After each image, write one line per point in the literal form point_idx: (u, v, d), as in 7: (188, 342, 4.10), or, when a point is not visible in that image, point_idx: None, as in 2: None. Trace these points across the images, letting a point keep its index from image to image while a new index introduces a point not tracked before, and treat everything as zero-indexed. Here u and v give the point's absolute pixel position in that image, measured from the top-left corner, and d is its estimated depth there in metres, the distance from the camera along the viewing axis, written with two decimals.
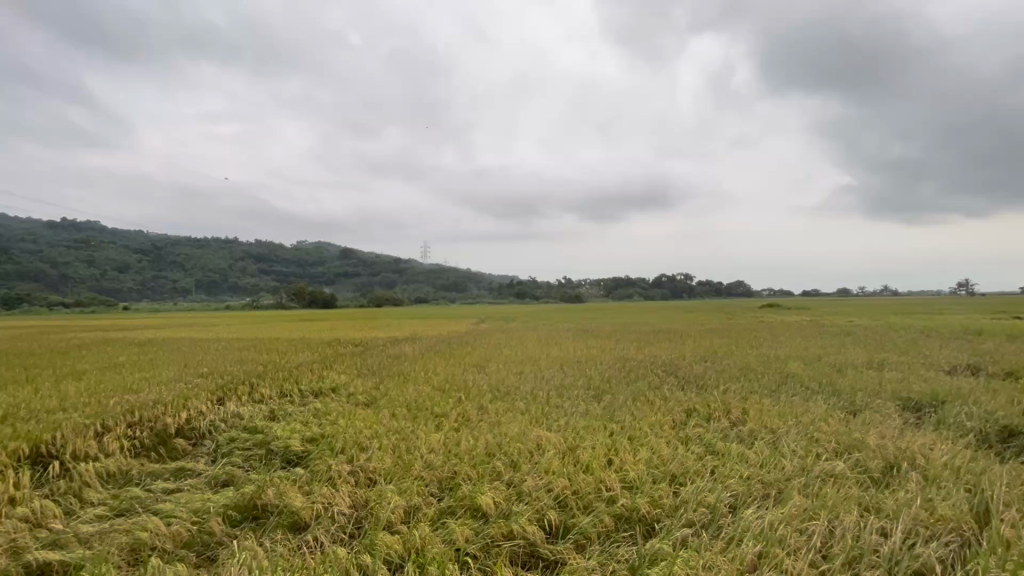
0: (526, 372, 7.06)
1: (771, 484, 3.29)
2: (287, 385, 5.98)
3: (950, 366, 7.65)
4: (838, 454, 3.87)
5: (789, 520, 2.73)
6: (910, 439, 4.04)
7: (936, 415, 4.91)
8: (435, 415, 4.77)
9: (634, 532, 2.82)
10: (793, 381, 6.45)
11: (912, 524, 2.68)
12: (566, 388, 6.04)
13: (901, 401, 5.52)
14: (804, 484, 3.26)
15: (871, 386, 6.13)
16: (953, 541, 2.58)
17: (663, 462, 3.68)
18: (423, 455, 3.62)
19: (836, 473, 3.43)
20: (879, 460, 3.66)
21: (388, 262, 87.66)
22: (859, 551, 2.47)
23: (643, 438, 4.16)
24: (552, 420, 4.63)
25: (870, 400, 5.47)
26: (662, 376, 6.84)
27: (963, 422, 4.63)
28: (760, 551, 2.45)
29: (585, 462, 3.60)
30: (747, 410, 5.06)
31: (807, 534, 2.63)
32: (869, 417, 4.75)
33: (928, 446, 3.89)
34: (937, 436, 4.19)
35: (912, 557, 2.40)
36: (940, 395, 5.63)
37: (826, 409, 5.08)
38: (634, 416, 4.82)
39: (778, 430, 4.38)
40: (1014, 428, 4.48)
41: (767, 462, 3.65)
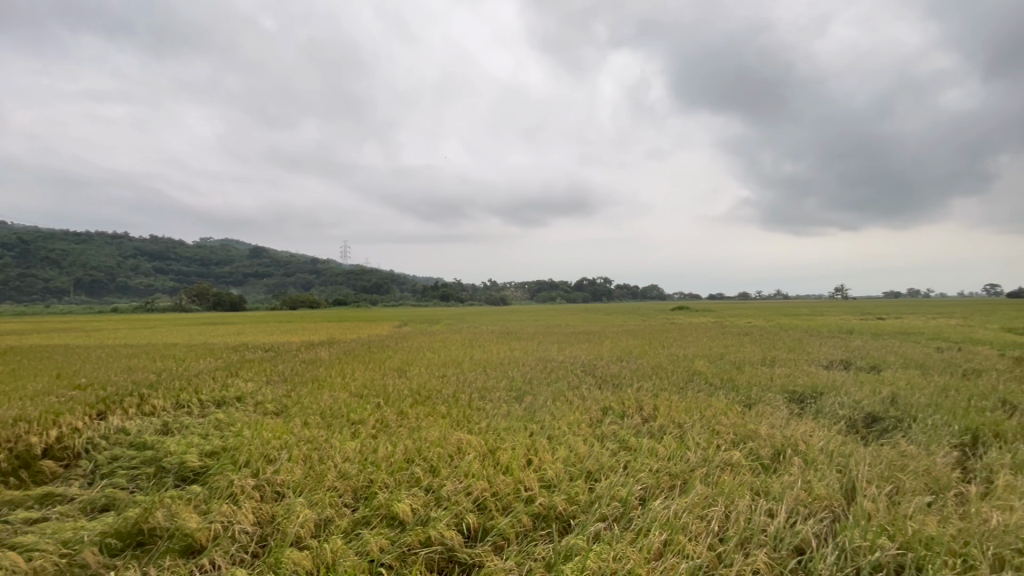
0: (449, 375, 7.00)
1: (676, 476, 3.51)
2: (184, 395, 5.45)
3: (828, 361, 8.65)
4: (735, 444, 4.22)
5: (692, 507, 2.93)
6: (794, 428, 4.51)
7: (816, 405, 5.52)
8: (352, 422, 4.58)
9: (550, 530, 2.89)
10: (698, 377, 6.97)
11: (794, 505, 2.98)
12: (487, 390, 6.06)
13: (788, 394, 6.15)
14: (705, 473, 3.52)
15: (763, 381, 6.77)
16: (827, 518, 2.90)
17: (580, 460, 3.81)
18: (337, 464, 3.46)
19: (732, 462, 3.73)
20: (769, 448, 4.04)
21: (304, 262, 83.17)
22: (750, 531, 2.70)
23: (561, 437, 4.28)
24: (473, 423, 4.62)
25: (762, 393, 6.04)
26: (581, 376, 7.08)
27: (836, 410, 5.26)
28: (666, 539, 2.61)
29: (504, 463, 3.63)
30: (657, 406, 5.39)
31: (707, 519, 2.84)
32: (762, 409, 5.24)
33: (808, 433, 4.37)
34: (815, 424, 4.71)
35: (793, 534, 2.68)
36: (819, 387, 6.35)
37: (725, 402, 5.54)
38: (553, 416, 4.95)
39: (684, 424, 4.69)
40: (875, 415, 5.16)
41: (674, 454, 3.90)
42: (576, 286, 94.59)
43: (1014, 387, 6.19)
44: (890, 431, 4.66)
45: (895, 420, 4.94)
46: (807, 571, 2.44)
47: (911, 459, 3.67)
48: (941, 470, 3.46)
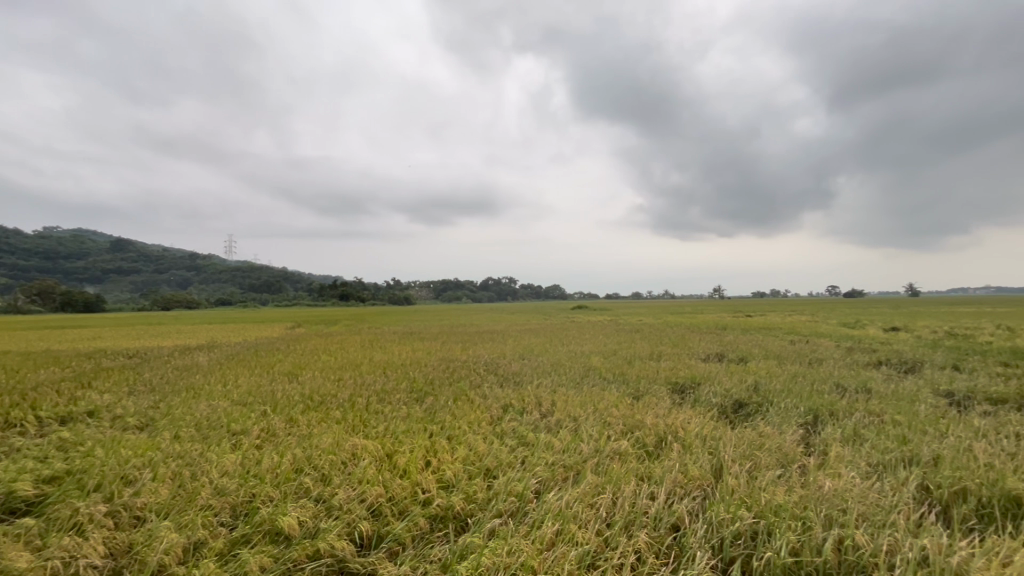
0: (345, 378, 6.69)
1: (571, 467, 3.68)
2: (17, 412, 4.61)
3: (705, 355, 9.61)
4: (624, 434, 4.53)
5: (583, 497, 3.09)
6: (674, 416, 4.94)
7: (694, 395, 6.11)
8: (232, 433, 4.19)
9: (447, 530, 2.87)
10: (593, 373, 7.36)
11: (672, 486, 3.27)
12: (387, 393, 5.88)
13: (671, 385, 6.73)
14: (597, 463, 3.73)
15: (650, 374, 7.33)
16: (699, 496, 3.22)
17: (479, 458, 3.84)
18: (212, 481, 3.14)
19: (621, 451, 4.00)
20: (653, 436, 4.38)
21: (180, 257, 74.57)
22: (634, 515, 2.90)
23: (461, 436, 4.29)
24: (370, 427, 4.46)
25: (649, 386, 6.55)
26: (483, 375, 7.15)
27: (710, 398, 5.85)
28: (558, 529, 2.72)
29: (402, 467, 3.55)
30: (555, 401, 5.60)
31: (595, 507, 3.02)
32: (648, 400, 5.66)
33: (686, 420, 4.81)
34: (693, 412, 5.21)
35: (670, 513, 2.94)
36: (697, 378, 7.03)
37: (617, 395, 5.91)
38: (453, 416, 4.93)
39: (578, 418, 4.92)
40: (741, 401, 5.82)
41: (569, 447, 4.08)
42: (482, 286, 95.25)
43: (845, 373, 7.36)
44: (752, 415, 5.29)
45: (756, 404, 5.62)
46: (680, 545, 2.69)
47: (767, 439, 4.20)
48: (789, 447, 4.00)
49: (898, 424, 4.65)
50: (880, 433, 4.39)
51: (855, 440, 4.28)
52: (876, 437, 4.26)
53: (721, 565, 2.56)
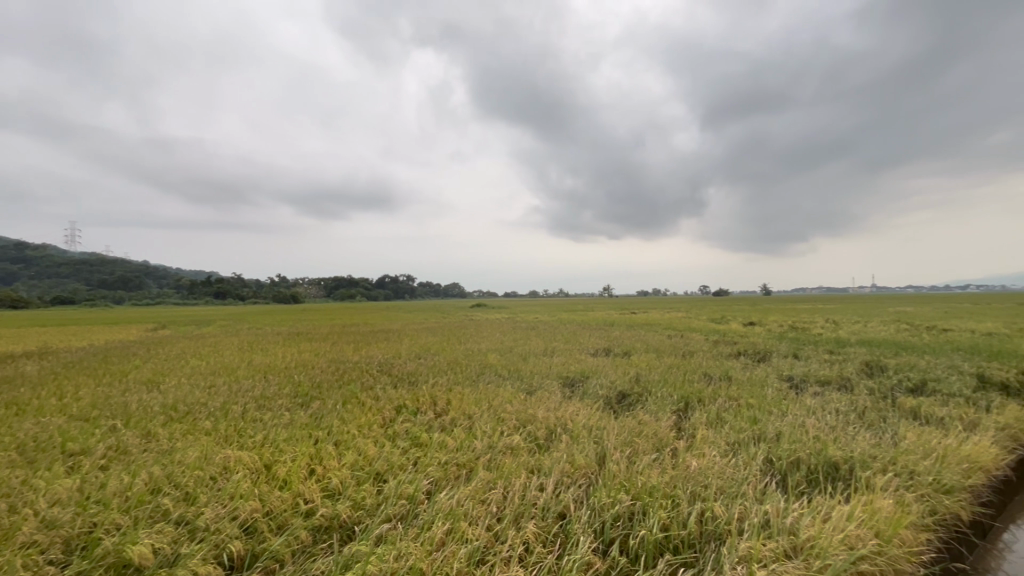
0: (217, 385, 6.04)
1: (463, 465, 3.69)
2: None
3: (594, 350, 10.19)
4: (516, 428, 4.64)
5: (474, 494, 3.11)
6: (564, 409, 5.18)
7: (583, 388, 6.45)
8: (69, 454, 3.58)
9: (331, 540, 2.72)
10: (489, 370, 7.45)
11: (560, 476, 3.43)
12: (267, 399, 5.41)
13: (562, 379, 7.03)
14: (489, 459, 3.78)
15: (544, 369, 7.60)
16: (584, 483, 3.40)
17: (369, 463, 3.69)
18: (39, 512, 2.66)
19: (513, 445, 4.10)
20: (544, 429, 4.55)
21: None
22: (523, 507, 2.99)
23: (350, 441, 4.09)
24: (246, 437, 4.08)
25: (542, 381, 6.78)
26: (376, 376, 6.89)
27: (596, 391, 6.22)
28: (449, 528, 2.72)
29: (281, 478, 3.29)
30: (450, 400, 5.57)
31: (487, 502, 3.06)
32: (541, 395, 5.86)
33: (575, 412, 5.07)
34: (581, 404, 5.50)
35: (557, 502, 3.07)
36: (585, 372, 7.43)
37: (511, 391, 6.05)
38: (342, 420, 4.69)
39: (473, 415, 4.95)
40: (625, 392, 6.26)
41: (463, 444, 4.09)
42: (377, 283, 91.83)
43: (711, 363, 8.26)
44: (634, 404, 5.72)
45: (637, 395, 6.09)
46: (566, 532, 2.82)
47: (644, 426, 4.57)
48: (663, 433, 4.39)
49: (751, 407, 5.33)
50: (736, 415, 4.99)
51: (717, 422, 4.83)
52: (733, 419, 4.84)
53: (602, 546, 2.73)
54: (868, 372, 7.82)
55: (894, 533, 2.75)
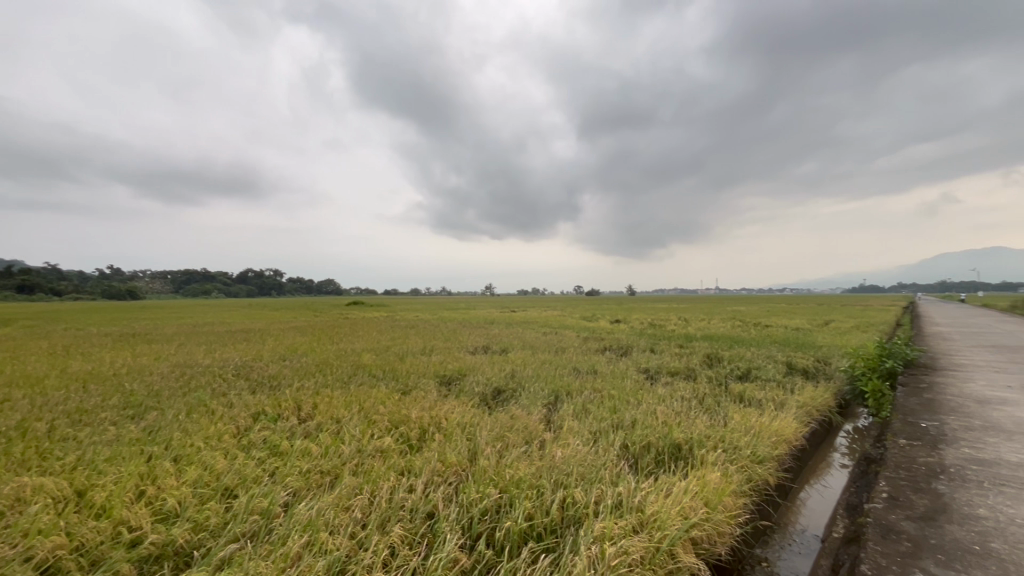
0: (14, 398, 4.94)
1: (328, 472, 3.48)
2: None
3: (473, 347, 10.30)
4: (388, 430, 4.51)
5: (337, 502, 2.95)
6: (439, 407, 5.15)
7: (460, 386, 6.47)
8: None
9: (163, 570, 2.37)
10: (362, 371, 7.12)
11: (430, 476, 3.41)
12: (86, 412, 4.57)
13: (439, 378, 6.98)
14: (357, 464, 3.62)
15: (421, 368, 7.48)
16: (454, 481, 3.41)
17: (216, 478, 3.30)
18: None
19: (384, 448, 3.97)
20: (417, 429, 4.48)
21: None
22: (389, 512, 2.90)
23: (193, 455, 3.62)
24: (52, 459, 3.40)
25: (419, 380, 6.67)
26: (231, 381, 6.20)
27: (473, 388, 6.28)
28: (306, 541, 2.54)
29: (99, 505, 2.80)
30: (316, 404, 5.22)
31: (350, 510, 2.92)
32: (416, 394, 5.76)
33: (449, 411, 5.07)
34: (457, 402, 5.52)
35: (426, 502, 3.04)
36: (463, 370, 7.46)
37: (385, 392, 5.85)
38: (184, 432, 4.14)
39: (342, 419, 4.70)
40: (500, 389, 6.41)
41: (328, 450, 3.86)
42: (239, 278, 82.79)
43: (580, 358, 8.84)
44: (508, 400, 5.89)
45: (511, 390, 6.28)
46: (434, 531, 2.80)
47: (516, 420, 4.73)
48: (533, 426, 4.59)
49: (612, 397, 5.81)
50: (599, 406, 5.40)
51: (583, 413, 5.17)
52: (597, 409, 5.23)
53: (469, 542, 2.77)
54: (708, 363, 9.00)
55: (719, 500, 3.20)
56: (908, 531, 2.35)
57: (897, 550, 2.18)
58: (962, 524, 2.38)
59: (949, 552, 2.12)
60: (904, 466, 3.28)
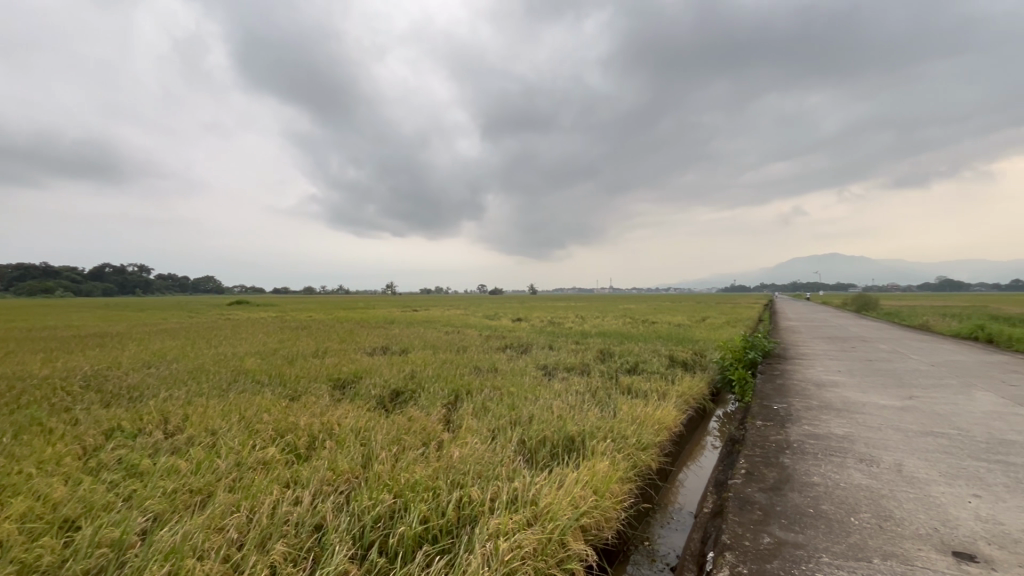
0: None
1: (199, 491, 3.13)
2: None
3: (371, 348, 9.91)
4: (273, 440, 4.17)
5: (209, 523, 2.66)
6: (331, 413, 4.88)
7: (355, 389, 6.18)
8: None
9: None
10: (244, 377, 6.52)
11: (319, 487, 3.21)
12: None
13: (332, 382, 6.61)
14: (235, 479, 3.29)
15: (312, 372, 7.04)
16: (346, 489, 3.25)
17: (52, 509, 2.81)
18: None
19: (266, 459, 3.66)
20: (306, 437, 4.20)
21: None
22: (271, 529, 2.68)
23: (21, 484, 3.05)
24: None
25: (309, 384, 6.26)
26: (77, 394, 5.33)
27: (369, 391, 6.04)
28: (170, 570, 2.26)
29: None
30: (187, 415, 4.67)
31: (224, 531, 2.65)
32: (306, 400, 5.40)
33: (343, 416, 4.82)
34: (352, 406, 5.27)
35: (313, 515, 2.86)
36: (359, 372, 7.15)
37: (271, 399, 5.42)
38: (9, 457, 3.46)
39: (219, 430, 4.26)
40: (399, 391, 6.24)
41: (200, 466, 3.47)
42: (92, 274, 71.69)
43: (481, 357, 8.89)
44: (406, 401, 5.75)
45: (410, 391, 6.14)
46: (321, 544, 2.63)
47: (414, 422, 4.64)
48: (431, 427, 4.53)
49: (511, 394, 5.93)
50: (498, 403, 5.48)
51: (482, 411, 5.21)
52: (496, 407, 5.30)
53: (360, 552, 2.64)
54: (601, 358, 9.53)
55: (607, 487, 3.40)
56: (760, 502, 2.68)
57: (751, 519, 2.48)
58: (800, 491, 2.77)
59: (790, 517, 2.46)
60: (759, 444, 3.75)
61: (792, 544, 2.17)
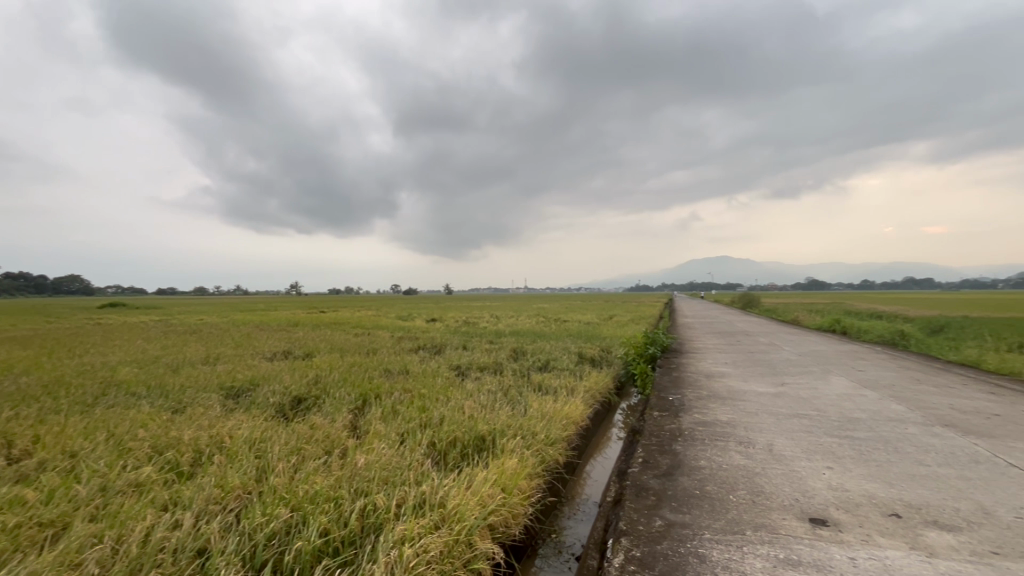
0: None
1: (51, 523, 2.71)
2: None
3: (271, 353, 9.24)
4: (150, 458, 3.73)
5: (63, 560, 2.31)
6: (221, 424, 4.47)
7: (251, 398, 5.72)
8: None
9: None
10: (115, 389, 5.76)
11: (204, 507, 2.91)
12: None
13: (224, 391, 6.06)
14: (99, 506, 2.89)
15: (200, 381, 6.40)
16: (236, 507, 2.98)
17: None
18: None
19: (140, 481, 3.26)
20: (190, 453, 3.81)
21: None
22: (142, 558, 2.39)
23: None
24: None
25: (196, 395, 5.68)
26: None
27: (267, 399, 5.62)
28: None
29: None
30: (39, 436, 4.03)
31: (83, 566, 2.32)
32: (192, 412, 4.91)
33: (235, 427, 4.43)
34: (247, 416, 4.87)
35: (196, 538, 2.60)
36: (256, 379, 6.63)
37: (149, 412, 4.84)
38: None
39: (81, 451, 3.72)
40: (301, 397, 5.88)
41: (55, 494, 3.00)
42: None
43: (392, 359, 8.65)
44: (309, 408, 5.43)
45: (313, 398, 5.81)
46: (205, 570, 2.39)
47: (317, 430, 4.39)
48: (336, 434, 4.32)
49: (422, 396, 5.82)
50: (408, 406, 5.36)
51: (391, 415, 5.06)
52: (406, 410, 5.17)
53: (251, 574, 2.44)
54: (514, 356, 9.69)
55: (515, 484, 3.45)
56: (653, 487, 2.87)
57: (645, 504, 2.65)
58: (689, 475, 3.00)
59: (679, 499, 2.66)
60: (655, 433, 4.02)
61: (679, 525, 2.35)
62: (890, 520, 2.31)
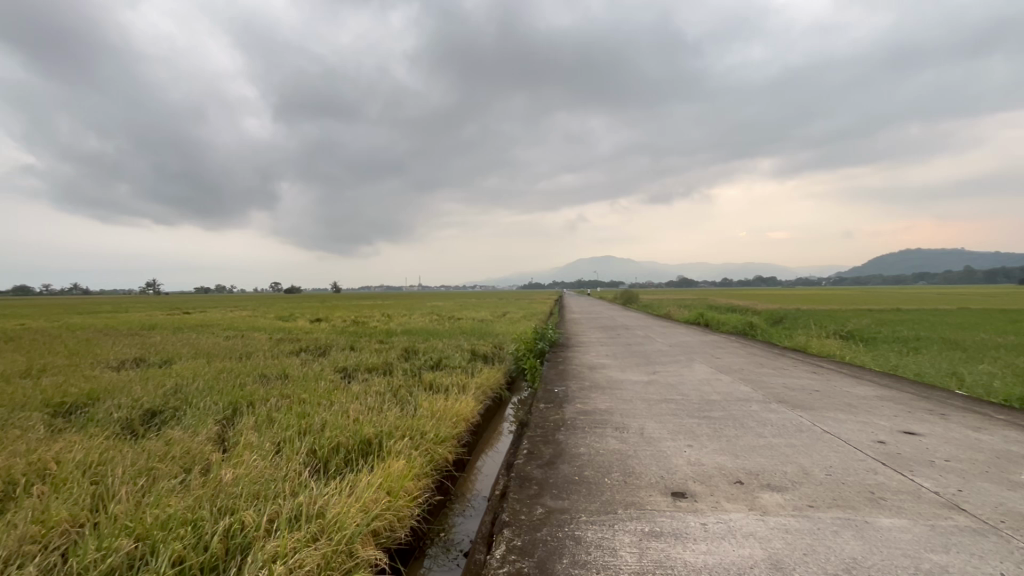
0: None
1: None
2: None
3: (117, 362, 7.98)
4: None
5: None
6: (44, 449, 3.75)
7: (87, 414, 4.87)
8: None
9: None
10: None
11: (15, 549, 2.42)
12: None
13: (51, 408, 5.09)
14: None
15: (17, 398, 5.31)
16: (60, 544, 2.52)
17: None
18: None
19: None
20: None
21: None
22: None
23: None
24: None
25: (11, 415, 4.70)
26: None
27: (109, 415, 4.83)
28: None
29: None
30: None
31: None
32: (4, 435, 4.05)
33: (64, 450, 3.74)
34: (82, 436, 4.15)
35: None
36: (95, 392, 5.67)
37: None
38: None
39: None
40: (155, 410, 5.16)
41: None
42: None
43: (268, 363, 7.94)
44: (165, 422, 4.78)
45: (171, 410, 5.12)
46: None
47: (174, 446, 3.88)
48: (198, 449, 3.85)
49: (303, 401, 5.43)
50: (286, 413, 4.96)
51: (265, 424, 4.64)
52: (283, 417, 4.77)
53: None
54: (405, 356, 9.44)
55: (401, 486, 3.36)
56: (536, 477, 2.97)
57: (528, 494, 2.74)
58: (569, 463, 3.16)
59: (559, 486, 2.78)
60: (541, 425, 4.17)
61: (558, 511, 2.46)
62: (734, 486, 2.65)
